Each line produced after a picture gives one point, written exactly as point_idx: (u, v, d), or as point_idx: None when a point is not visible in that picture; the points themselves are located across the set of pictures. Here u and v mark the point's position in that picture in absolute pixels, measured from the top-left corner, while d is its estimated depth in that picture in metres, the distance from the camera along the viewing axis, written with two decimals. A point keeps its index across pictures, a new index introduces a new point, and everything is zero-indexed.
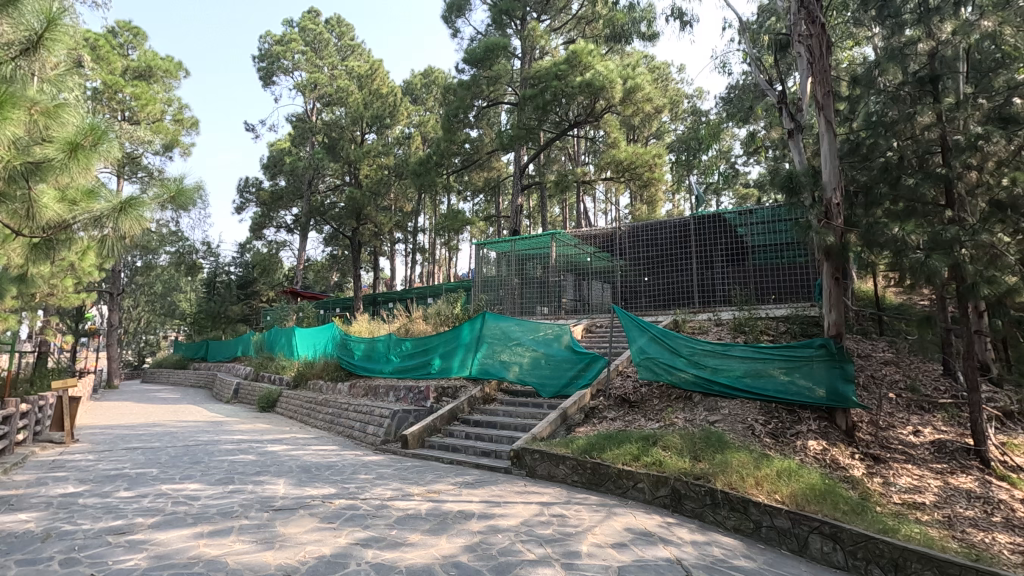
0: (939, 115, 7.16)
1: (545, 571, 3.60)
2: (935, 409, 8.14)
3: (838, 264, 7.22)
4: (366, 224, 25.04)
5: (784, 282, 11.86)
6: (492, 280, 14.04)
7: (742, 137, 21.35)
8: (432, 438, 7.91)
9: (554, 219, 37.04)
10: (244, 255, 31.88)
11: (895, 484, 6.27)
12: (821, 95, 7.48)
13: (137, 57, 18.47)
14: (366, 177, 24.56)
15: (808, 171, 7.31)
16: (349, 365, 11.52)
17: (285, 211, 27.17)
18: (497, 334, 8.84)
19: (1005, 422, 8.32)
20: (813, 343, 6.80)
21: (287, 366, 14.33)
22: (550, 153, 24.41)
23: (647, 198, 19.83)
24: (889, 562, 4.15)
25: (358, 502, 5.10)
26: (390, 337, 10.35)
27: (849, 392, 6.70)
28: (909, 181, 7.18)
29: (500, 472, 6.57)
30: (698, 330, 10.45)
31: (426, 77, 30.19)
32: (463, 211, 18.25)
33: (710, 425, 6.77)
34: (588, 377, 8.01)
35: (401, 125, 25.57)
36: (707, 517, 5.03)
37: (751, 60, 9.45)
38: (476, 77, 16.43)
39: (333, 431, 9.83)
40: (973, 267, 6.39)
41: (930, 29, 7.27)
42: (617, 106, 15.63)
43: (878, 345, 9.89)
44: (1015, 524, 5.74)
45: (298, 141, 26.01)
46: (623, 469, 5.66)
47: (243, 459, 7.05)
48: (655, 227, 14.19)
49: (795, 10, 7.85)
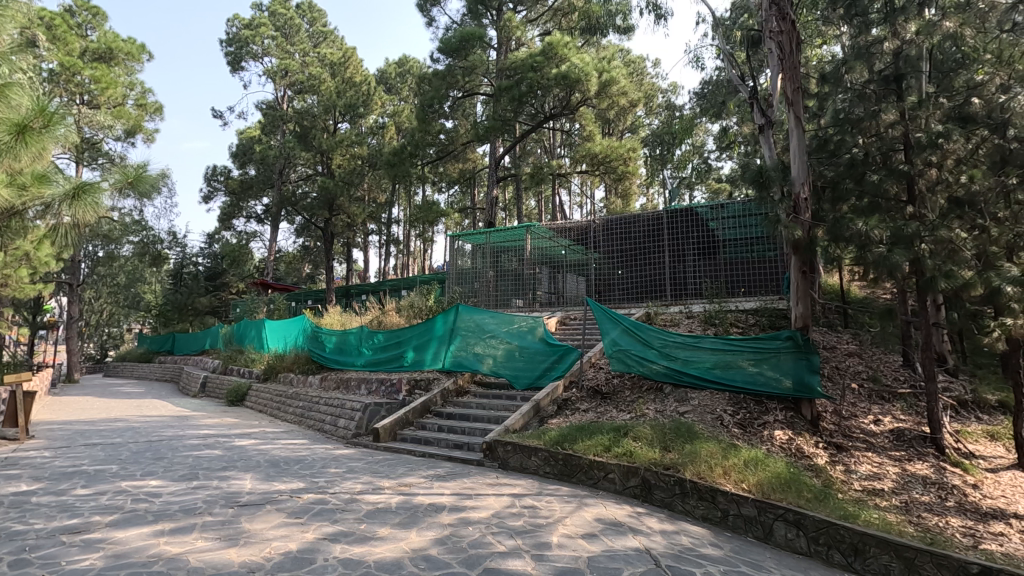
0: (902, 114, 7.31)
1: (516, 563, 3.60)
2: (894, 399, 8.42)
3: (805, 259, 7.38)
4: (338, 215, 24.62)
5: (753, 276, 11.99)
6: (467, 272, 14.10)
7: (714, 132, 21.66)
8: (405, 431, 7.84)
9: (530, 212, 37.12)
10: (212, 246, 31.08)
11: (856, 471, 6.47)
12: (790, 91, 7.58)
13: (97, 38, 17.71)
14: (339, 167, 24.05)
15: (778, 166, 7.44)
16: (321, 358, 11.36)
17: (254, 201, 26.52)
18: (471, 326, 8.79)
19: (960, 411, 8.65)
20: (780, 336, 6.96)
21: (256, 360, 14.03)
22: (526, 146, 24.44)
23: (622, 192, 19.95)
24: (850, 547, 4.30)
25: (327, 496, 5.03)
26: (362, 330, 10.23)
27: (814, 383, 6.88)
28: (873, 177, 7.31)
29: (472, 465, 6.55)
30: (669, 322, 10.60)
31: (401, 66, 29.80)
32: (438, 203, 18.07)
33: (680, 415, 6.87)
34: (562, 369, 8.08)
35: (375, 114, 25.17)
36: (676, 507, 5.10)
37: (723, 55, 9.53)
38: (452, 67, 16.31)
39: (304, 424, 9.67)
40: (932, 261, 6.65)
41: (895, 29, 7.33)
42: (592, 99, 15.68)
43: (843, 336, 10.15)
44: (968, 508, 5.99)
45: (268, 129, 25.32)
46: (595, 459, 5.70)
47: (209, 454, 6.87)
48: (629, 220, 14.15)
49: (766, 7, 7.93)
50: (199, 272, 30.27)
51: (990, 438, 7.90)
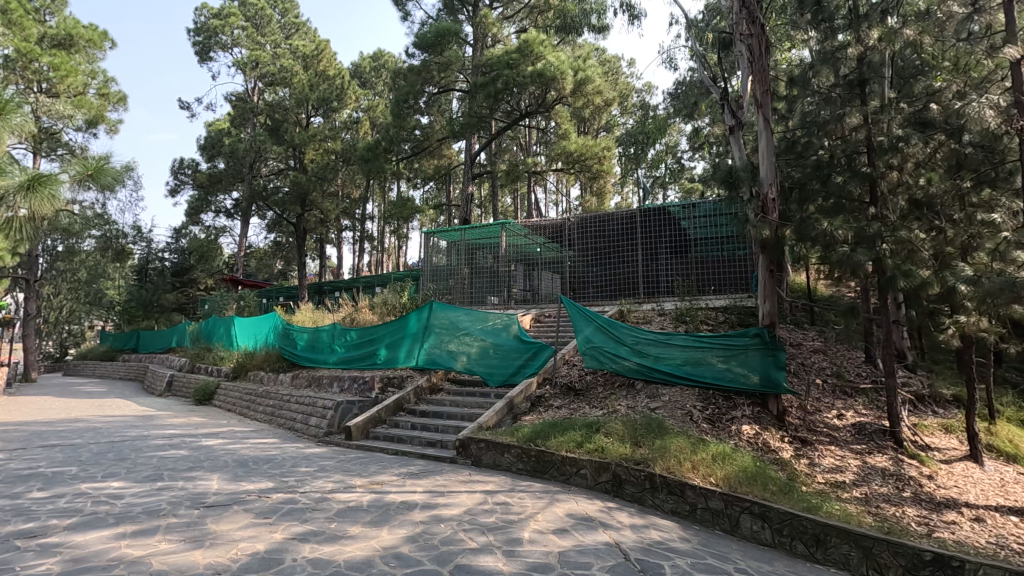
0: (866, 118, 7.46)
1: (487, 560, 3.61)
2: (857, 394, 8.70)
3: (773, 258, 7.60)
4: (311, 211, 24.16)
5: (724, 275, 12.21)
6: (442, 270, 14.07)
7: (687, 132, 21.98)
8: (377, 428, 7.80)
9: (506, 209, 37.20)
10: (179, 241, 30.23)
11: (820, 464, 6.66)
12: (760, 93, 7.74)
13: (56, 24, 17.03)
14: (312, 161, 23.61)
15: (747, 166, 7.64)
16: (292, 356, 11.18)
17: (224, 195, 25.89)
18: (444, 324, 8.77)
19: (918, 404, 8.98)
20: (749, 333, 7.12)
21: (224, 358, 13.72)
22: (502, 143, 24.45)
23: (597, 190, 20.04)
24: (812, 537, 4.49)
25: (298, 496, 4.96)
26: (335, 327, 10.12)
27: (780, 378, 7.08)
28: (838, 179, 7.49)
29: (445, 462, 6.53)
30: (642, 320, 10.73)
31: (375, 60, 29.53)
32: (413, 199, 17.88)
33: (651, 411, 6.99)
34: (534, 367, 8.05)
35: (349, 109, 24.91)
36: (646, 501, 5.18)
37: (696, 56, 9.66)
38: (427, 63, 16.18)
39: (273, 423, 9.51)
40: (892, 261, 6.89)
41: (859, 35, 7.50)
42: (567, 97, 15.70)
43: (808, 334, 10.45)
44: (923, 498, 6.24)
45: (238, 121, 24.71)
46: (567, 455, 5.74)
47: (174, 455, 6.69)
48: (603, 219, 14.21)
49: (736, 10, 8.09)
50: (165, 267, 29.42)
51: (945, 431, 8.25)
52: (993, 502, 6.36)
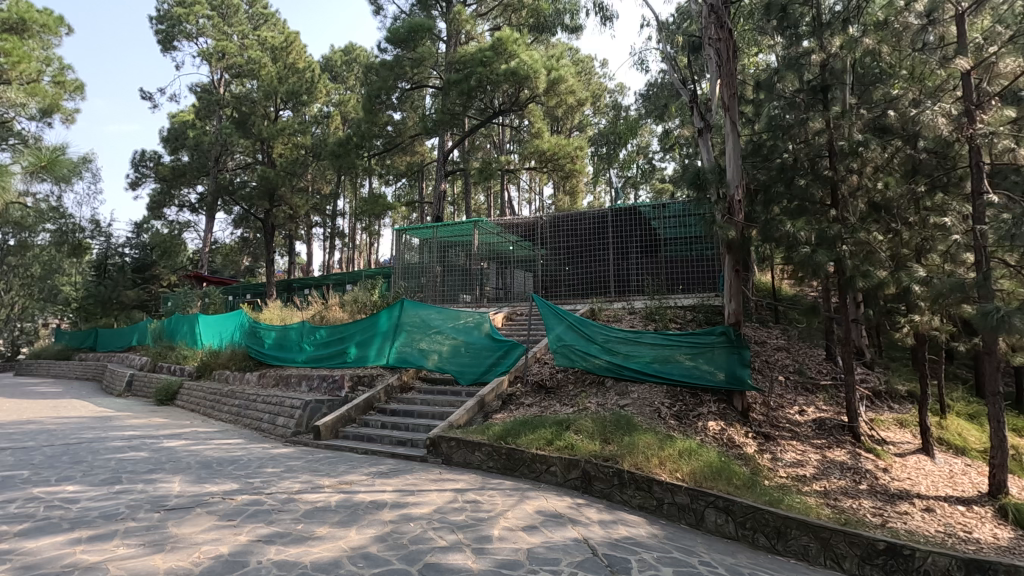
0: (827, 123, 7.73)
1: (456, 558, 3.61)
2: (817, 390, 8.99)
3: (738, 258, 7.78)
4: (280, 206, 23.61)
5: (693, 274, 12.42)
6: (413, 268, 13.93)
7: (658, 134, 22.27)
8: (347, 428, 7.70)
9: (478, 207, 37.18)
10: (140, 236, 29.22)
11: (782, 459, 6.86)
12: (727, 96, 7.91)
13: (7, 7, 16.20)
14: (280, 156, 23.08)
15: (714, 168, 7.87)
16: (259, 354, 10.95)
17: (188, 189, 25.12)
18: (415, 322, 8.73)
19: (875, 400, 9.33)
20: (715, 331, 7.31)
21: (188, 356, 13.36)
22: (475, 140, 24.41)
23: (570, 189, 20.15)
24: (773, 530, 4.68)
25: (263, 497, 4.86)
26: (304, 325, 9.95)
27: (745, 375, 7.29)
28: (801, 182, 7.76)
29: (416, 461, 6.49)
30: (612, 318, 10.87)
31: (347, 54, 29.13)
32: (384, 195, 17.63)
33: (620, 408, 7.09)
34: (506, 364, 8.09)
35: (319, 103, 24.51)
36: (615, 497, 5.25)
37: (667, 58, 9.82)
38: (400, 58, 15.96)
39: (239, 424, 9.31)
40: (852, 261, 7.14)
41: (822, 42, 7.83)
42: (540, 96, 15.74)
43: (772, 332, 10.75)
44: (878, 490, 6.48)
45: (203, 113, 23.98)
46: (537, 453, 5.78)
47: (133, 457, 6.48)
48: (575, 218, 14.29)
49: (705, 14, 8.26)
50: (126, 263, 28.41)
51: (900, 425, 8.59)
52: (943, 493, 6.65)
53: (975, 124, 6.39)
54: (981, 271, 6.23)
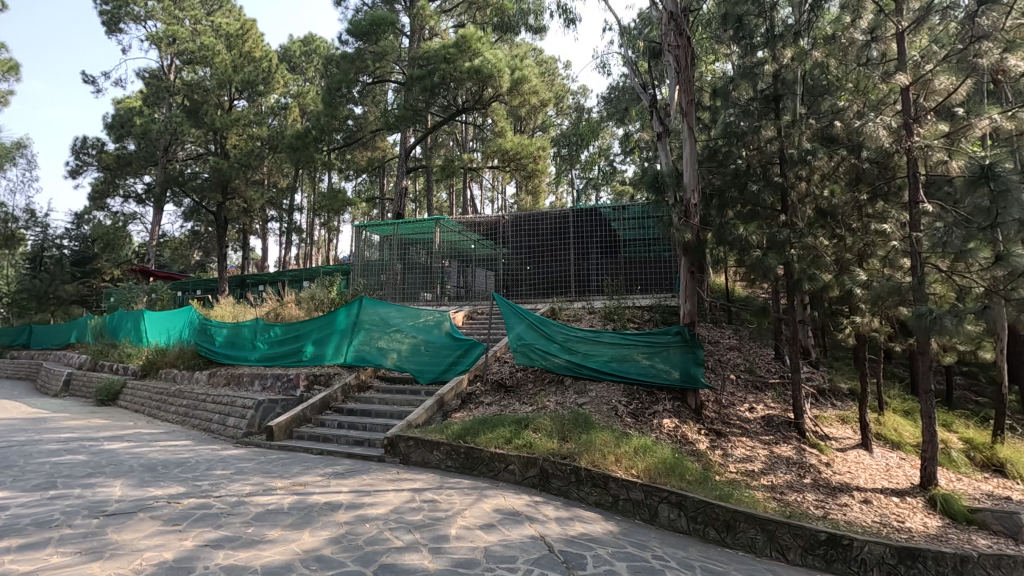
0: (778, 131, 8.04)
1: (412, 558, 3.58)
2: (766, 388, 9.34)
3: (694, 260, 8.01)
4: (233, 200, 22.75)
5: (650, 275, 12.78)
6: (374, 265, 13.75)
7: (620, 137, 22.61)
8: (301, 428, 7.51)
9: (441, 205, 36.96)
10: (81, 228, 27.69)
11: (732, 455, 7.09)
12: (685, 102, 8.12)
13: None
14: (234, 147, 22.13)
15: (672, 172, 8.09)
16: (209, 352, 10.53)
17: (134, 179, 23.94)
18: (374, 320, 8.58)
19: (819, 398, 9.75)
20: (671, 331, 7.53)
21: (133, 355, 12.74)
22: (437, 137, 24.24)
23: (532, 189, 20.26)
24: (723, 523, 4.87)
25: (211, 500, 4.69)
26: (257, 322, 9.64)
27: (698, 374, 7.51)
28: (754, 188, 8.05)
29: (373, 461, 6.40)
30: (572, 317, 10.99)
31: (306, 45, 28.42)
32: (344, 191, 17.26)
33: (578, 407, 7.17)
34: (465, 364, 8.08)
35: (277, 94, 23.83)
36: (571, 494, 5.32)
37: (628, 62, 10.01)
38: (361, 51, 15.68)
39: (187, 424, 8.96)
40: (800, 265, 7.44)
41: (774, 53, 8.02)
42: (504, 95, 15.78)
43: (725, 332, 11.10)
44: (821, 484, 6.79)
45: (151, 100, 22.89)
46: (495, 451, 5.79)
47: (71, 461, 6.15)
48: (536, 218, 14.16)
49: (665, 21, 8.45)
50: (64, 256, 26.87)
51: (842, 422, 9.03)
52: (879, 485, 7.03)
53: (912, 137, 6.82)
54: (916, 276, 6.61)
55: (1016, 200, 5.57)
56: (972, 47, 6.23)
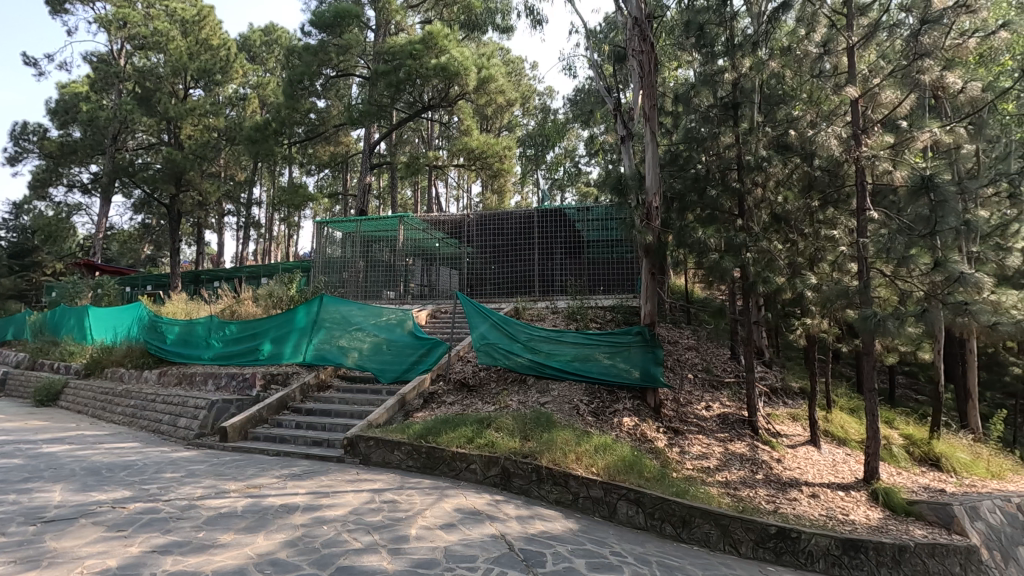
0: (736, 138, 8.29)
1: (371, 559, 3.54)
2: (722, 387, 9.62)
3: (655, 262, 8.21)
4: (187, 192, 21.88)
5: (612, 275, 13.02)
6: (335, 262, 13.59)
7: (585, 138, 22.84)
8: (257, 429, 7.30)
9: (405, 202, 36.54)
10: (20, 218, 26.15)
11: (689, 452, 7.27)
12: (648, 107, 8.28)
13: None
14: (189, 138, 21.33)
15: (635, 175, 8.25)
16: (160, 351, 10.09)
17: (79, 168, 22.74)
18: (335, 318, 8.41)
19: (772, 397, 10.09)
20: (632, 331, 7.68)
21: (76, 354, 12.12)
22: (402, 133, 23.96)
23: (497, 188, 20.27)
24: (679, 519, 5.00)
25: (160, 505, 4.51)
26: (212, 320, 9.31)
27: (658, 374, 7.68)
28: (712, 192, 8.28)
29: (332, 461, 6.28)
30: (535, 317, 11.06)
31: (267, 34, 27.61)
32: (305, 185, 16.85)
33: (540, 406, 7.21)
34: (428, 363, 8.02)
35: (235, 84, 23.10)
36: (533, 492, 5.36)
37: (593, 65, 10.11)
38: (325, 43, 15.36)
39: (135, 426, 8.58)
40: (755, 268, 7.68)
41: (734, 62, 8.21)
42: (470, 94, 15.74)
43: (684, 332, 11.38)
44: (772, 479, 7.04)
45: (99, 86, 21.78)
46: (457, 451, 5.77)
47: (5, 465, 5.80)
48: (502, 216, 14.07)
49: (630, 27, 8.59)
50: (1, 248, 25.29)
51: (792, 419, 9.39)
52: (827, 480, 7.34)
53: (860, 147, 7.14)
54: (863, 280, 6.93)
55: (953, 209, 5.96)
56: (916, 63, 6.58)
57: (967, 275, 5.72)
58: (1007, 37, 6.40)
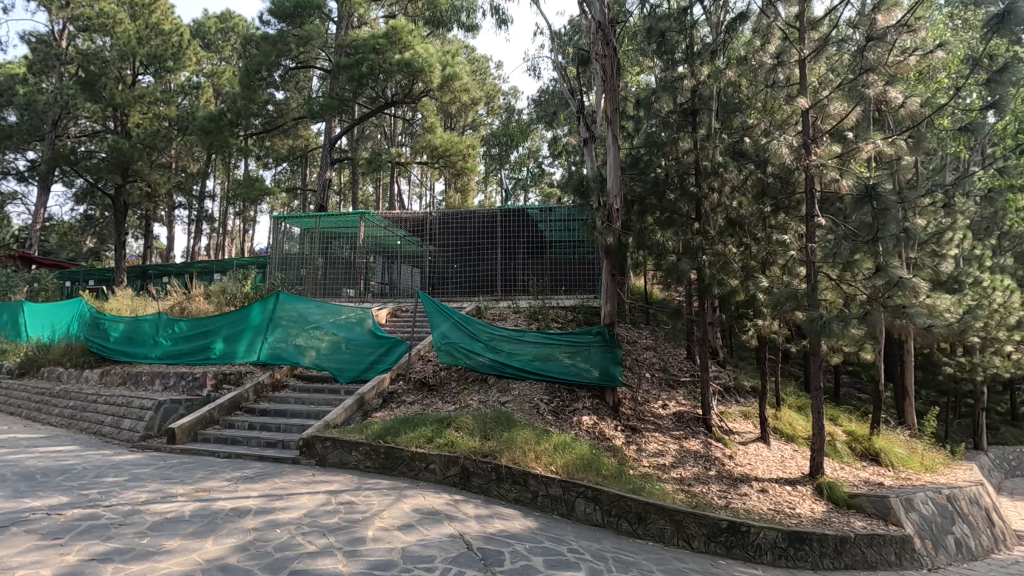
0: (695, 143, 8.51)
1: (326, 562, 3.47)
2: (679, 386, 9.86)
3: (615, 262, 8.36)
4: (135, 183, 20.88)
5: (574, 276, 13.12)
6: (293, 258, 13.26)
7: (549, 139, 22.97)
8: (207, 430, 7.04)
9: (366, 198, 35.93)
10: None
11: (646, 450, 7.43)
12: (610, 111, 8.41)
13: None
14: (137, 126, 20.35)
15: (596, 177, 8.37)
16: (102, 349, 9.57)
17: (14, 154, 21.38)
18: (292, 317, 8.16)
19: (725, 395, 10.41)
20: (592, 331, 7.79)
21: (9, 352, 11.44)
22: (364, 129, 23.55)
23: (460, 187, 20.16)
24: (635, 515, 5.12)
25: (100, 510, 4.30)
26: (159, 317, 8.90)
27: (617, 373, 7.81)
28: (671, 197, 8.48)
29: (286, 463, 6.13)
30: (497, 317, 11.06)
31: (223, 22, 26.65)
32: (262, 179, 16.34)
33: (501, 405, 7.22)
34: (388, 363, 7.91)
35: (187, 71, 22.21)
36: (492, 492, 5.37)
37: (557, 66, 10.18)
38: (284, 34, 14.95)
39: (74, 428, 8.14)
40: (711, 270, 7.91)
41: (693, 69, 8.61)
42: (434, 91, 15.59)
43: (643, 332, 11.62)
44: (724, 475, 7.26)
45: (38, 68, 20.54)
46: (416, 451, 5.72)
47: None
48: (465, 215, 13.96)
49: (593, 30, 8.70)
50: None
51: (744, 417, 9.71)
52: (775, 475, 7.62)
53: (809, 156, 7.45)
54: (811, 283, 7.23)
55: (894, 217, 6.30)
56: (862, 77, 6.91)
57: (905, 280, 6.05)
58: (943, 56, 6.78)
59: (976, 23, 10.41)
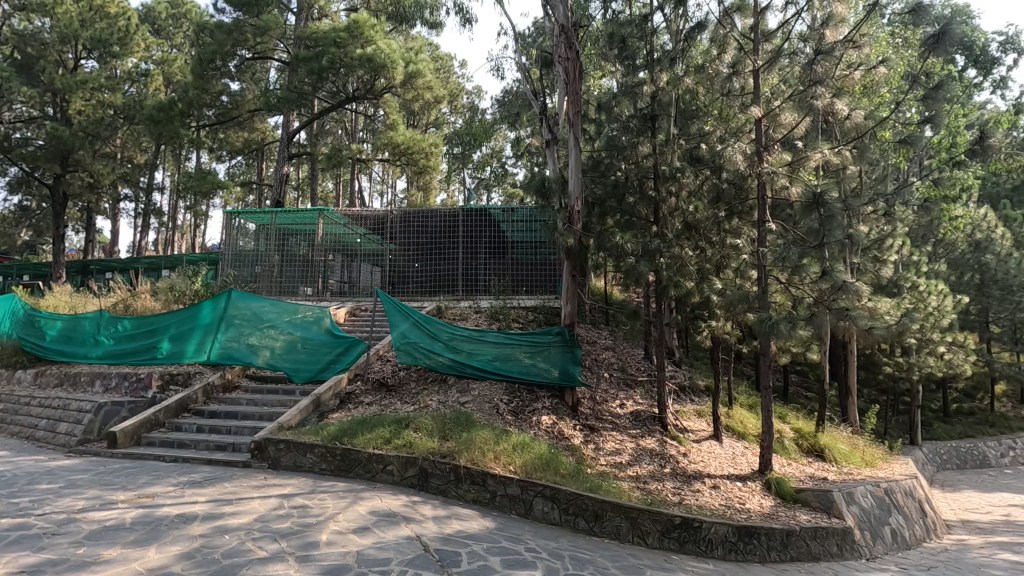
0: (653, 148, 8.69)
1: (277, 568, 3.38)
2: (636, 385, 10.05)
3: (575, 263, 8.44)
4: (75, 173, 19.77)
5: (534, 276, 13.20)
6: (247, 254, 13.00)
7: (512, 140, 23.02)
8: (151, 434, 6.74)
9: (325, 195, 35.15)
10: None
11: (603, 448, 7.54)
12: (572, 113, 8.50)
13: None
14: (78, 114, 19.24)
15: (558, 178, 8.44)
16: (38, 349, 9.04)
17: None
18: (245, 315, 7.89)
19: (680, 394, 10.68)
20: (552, 331, 7.84)
21: None
22: (324, 124, 23.03)
23: (421, 185, 19.96)
24: (591, 513, 5.18)
25: (31, 520, 4.05)
26: (101, 315, 8.45)
27: (576, 373, 7.90)
28: (630, 200, 8.63)
29: (237, 466, 5.93)
30: (458, 316, 11.02)
31: (175, 7, 25.54)
32: (215, 172, 15.74)
33: (460, 405, 7.20)
34: (345, 363, 7.74)
35: (135, 57, 21.18)
36: (450, 492, 5.35)
37: (521, 67, 10.21)
38: (240, 23, 14.41)
39: (4, 433, 7.63)
40: (668, 273, 8.09)
41: (654, 75, 8.67)
42: (397, 88, 15.37)
43: (602, 333, 11.80)
44: (678, 473, 7.45)
45: None
46: (373, 452, 5.64)
47: None
48: (426, 213, 13.66)
49: (556, 33, 8.77)
50: None
51: (698, 415, 9.98)
52: (726, 471, 7.87)
53: (762, 163, 7.72)
54: (761, 285, 7.49)
55: (839, 224, 6.60)
56: (811, 89, 7.17)
57: (849, 284, 6.37)
58: (885, 72, 7.19)
59: (915, 42, 11.05)
